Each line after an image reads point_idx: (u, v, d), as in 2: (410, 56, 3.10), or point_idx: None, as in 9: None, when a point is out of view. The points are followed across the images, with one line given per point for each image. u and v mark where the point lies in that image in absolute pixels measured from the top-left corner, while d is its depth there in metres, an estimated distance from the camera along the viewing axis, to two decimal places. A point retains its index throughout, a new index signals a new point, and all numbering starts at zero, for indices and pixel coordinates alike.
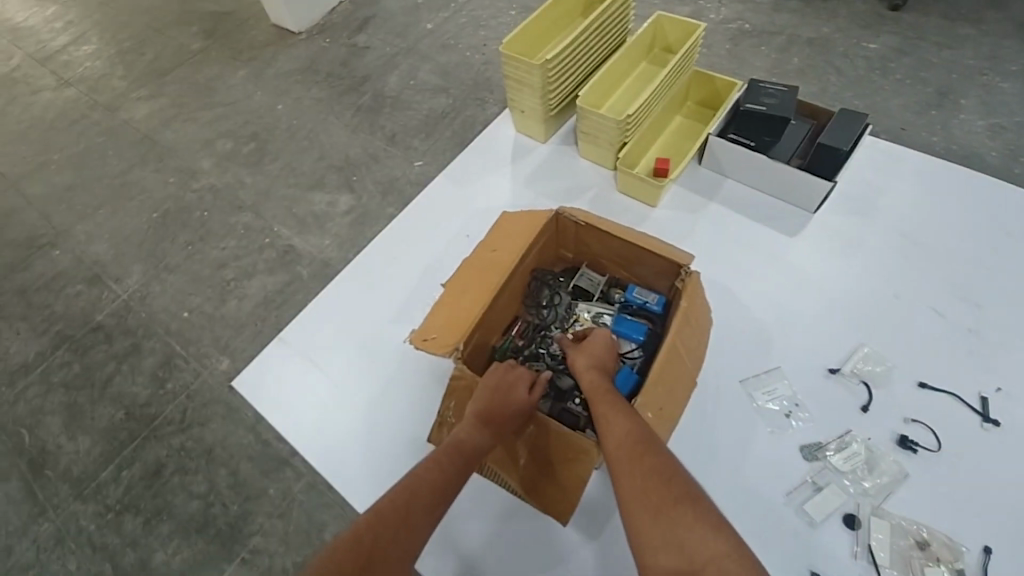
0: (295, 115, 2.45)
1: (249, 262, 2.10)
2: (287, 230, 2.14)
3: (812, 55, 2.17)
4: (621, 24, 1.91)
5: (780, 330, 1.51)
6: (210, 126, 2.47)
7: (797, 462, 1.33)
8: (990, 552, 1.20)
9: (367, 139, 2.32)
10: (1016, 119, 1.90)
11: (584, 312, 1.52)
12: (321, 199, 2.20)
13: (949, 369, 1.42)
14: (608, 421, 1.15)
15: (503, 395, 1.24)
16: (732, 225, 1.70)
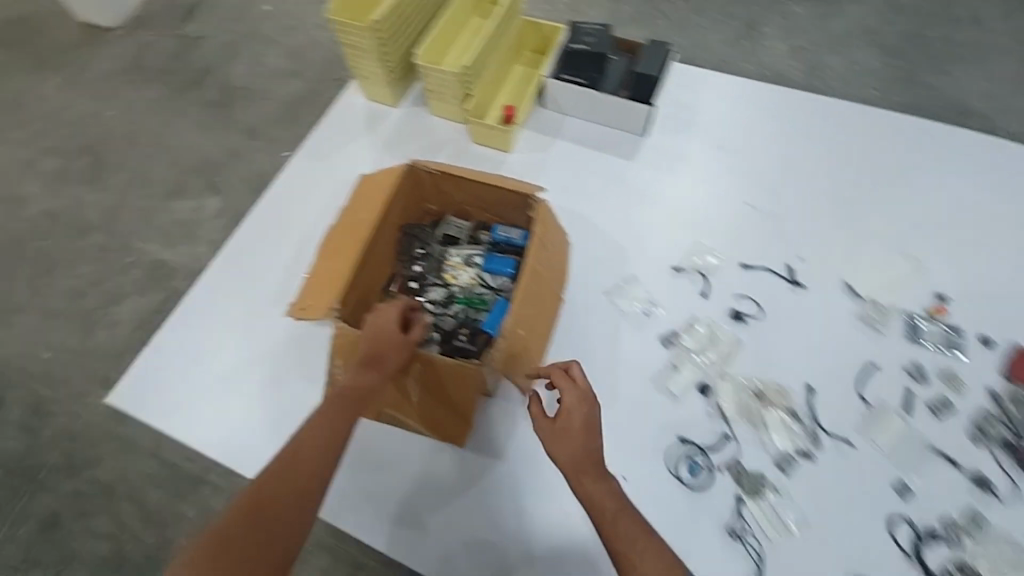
0: (129, 122, 2.25)
1: (113, 286, 1.97)
2: (148, 246, 2.01)
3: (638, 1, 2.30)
4: None
5: (634, 248, 1.68)
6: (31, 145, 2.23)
7: (657, 356, 1.54)
8: (809, 392, 1.48)
9: (218, 136, 2.19)
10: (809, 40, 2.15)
11: (455, 257, 1.58)
12: (182, 207, 2.07)
13: (767, 256, 1.65)
14: (593, 494, 1.14)
15: (389, 335, 1.27)
16: (580, 158, 1.83)
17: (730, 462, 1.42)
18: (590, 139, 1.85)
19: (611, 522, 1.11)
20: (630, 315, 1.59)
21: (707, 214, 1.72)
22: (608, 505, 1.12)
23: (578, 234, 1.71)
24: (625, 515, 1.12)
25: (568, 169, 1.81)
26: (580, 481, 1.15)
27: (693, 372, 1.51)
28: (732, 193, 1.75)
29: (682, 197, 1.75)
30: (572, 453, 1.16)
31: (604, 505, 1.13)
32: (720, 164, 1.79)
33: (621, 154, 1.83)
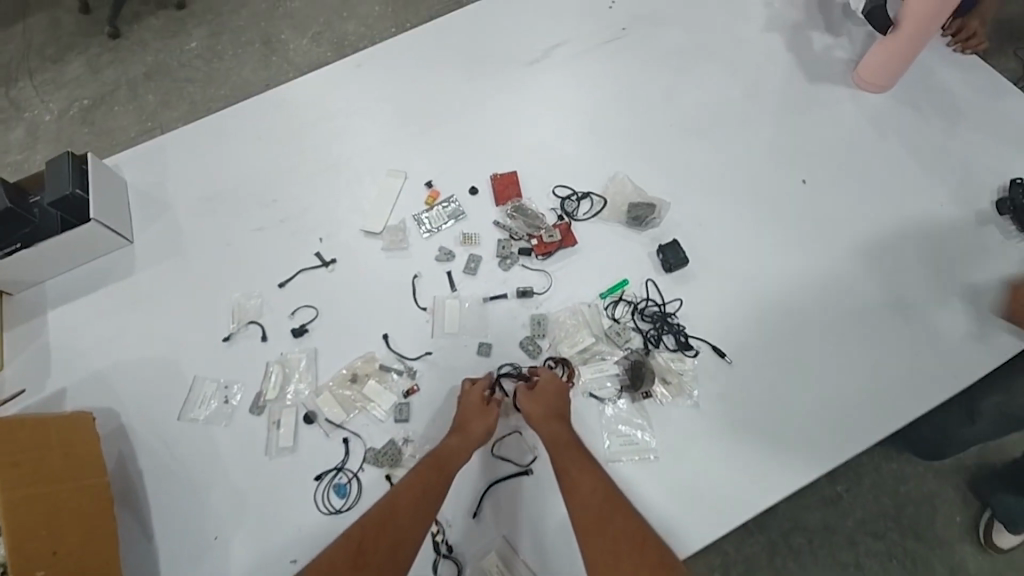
0: None
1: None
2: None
3: (319, 18, 2.11)
4: None
5: (388, 166, 1.08)
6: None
7: (433, 272, 0.96)
8: (663, 245, 0.95)
9: None
10: None
11: (195, 398, 0.90)
12: None
13: (509, 94, 1.12)
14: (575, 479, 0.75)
15: (479, 401, 0.81)
16: (259, 141, 1.12)
17: (569, 306, 0.92)
18: (289, 90, 1.14)
19: (579, 484, 0.75)
20: (390, 243, 0.99)
21: (468, 84, 1.14)
22: (589, 492, 0.73)
23: (283, 177, 1.09)
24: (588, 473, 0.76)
25: (242, 118, 1.13)
26: (565, 455, 0.77)
27: (491, 240, 0.99)
28: (503, 47, 1.16)
29: (444, 101, 1.13)
30: (555, 419, 0.80)
31: (584, 485, 0.74)
32: (480, 37, 1.17)
33: (334, 86, 1.14)
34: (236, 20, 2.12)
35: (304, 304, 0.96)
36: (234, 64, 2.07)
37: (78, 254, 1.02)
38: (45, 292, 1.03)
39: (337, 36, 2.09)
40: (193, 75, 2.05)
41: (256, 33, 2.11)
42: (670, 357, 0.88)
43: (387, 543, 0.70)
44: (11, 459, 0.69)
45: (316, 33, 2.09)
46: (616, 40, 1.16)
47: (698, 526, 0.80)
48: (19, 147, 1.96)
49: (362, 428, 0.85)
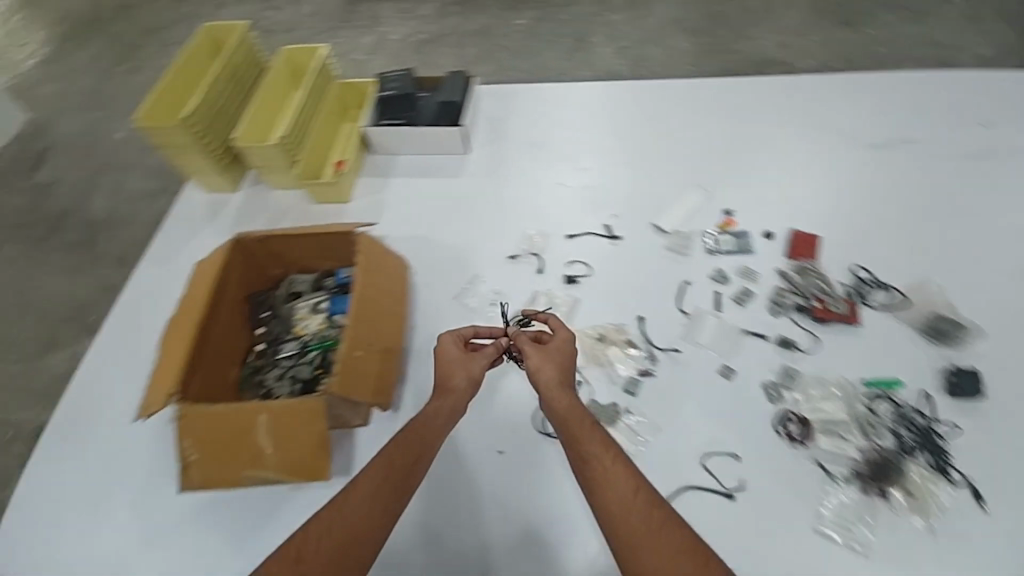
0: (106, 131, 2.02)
1: (70, 323, 1.62)
2: (126, 256, 1.73)
3: (628, 38, 2.28)
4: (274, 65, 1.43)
5: (692, 184, 1.17)
6: (22, 150, 2.02)
7: (703, 286, 1.02)
8: (957, 368, 0.88)
9: None
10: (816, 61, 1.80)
11: (475, 291, 1.07)
12: (148, 213, 1.79)
13: (832, 169, 1.14)
14: (589, 448, 0.75)
15: (456, 341, 0.88)
16: (590, 125, 1.31)
17: (826, 375, 0.89)
18: (636, 92, 1.34)
19: (598, 465, 0.72)
20: (673, 245, 1.07)
21: (793, 147, 1.19)
22: (605, 464, 0.73)
23: (601, 153, 1.25)
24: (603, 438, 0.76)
25: (585, 106, 1.35)
26: (575, 426, 0.77)
27: (769, 284, 1.01)
28: (839, 128, 1.20)
29: (765, 152, 1.19)
30: (564, 395, 0.81)
31: (605, 465, 0.73)
32: (819, 112, 1.23)
33: (674, 102, 1.31)
34: (563, 17, 2.40)
35: (581, 259, 1.09)
36: (546, 48, 2.32)
37: (434, 146, 1.29)
38: (396, 162, 1.31)
39: (638, 55, 2.21)
40: (511, 46, 2.34)
41: (573, 31, 2.36)
42: (925, 474, 0.80)
43: (380, 504, 0.72)
44: (369, 264, 0.93)
45: (622, 47, 2.26)
46: (977, 159, 1.11)
47: None
48: (364, 49, 2.41)
49: (593, 381, 0.93)
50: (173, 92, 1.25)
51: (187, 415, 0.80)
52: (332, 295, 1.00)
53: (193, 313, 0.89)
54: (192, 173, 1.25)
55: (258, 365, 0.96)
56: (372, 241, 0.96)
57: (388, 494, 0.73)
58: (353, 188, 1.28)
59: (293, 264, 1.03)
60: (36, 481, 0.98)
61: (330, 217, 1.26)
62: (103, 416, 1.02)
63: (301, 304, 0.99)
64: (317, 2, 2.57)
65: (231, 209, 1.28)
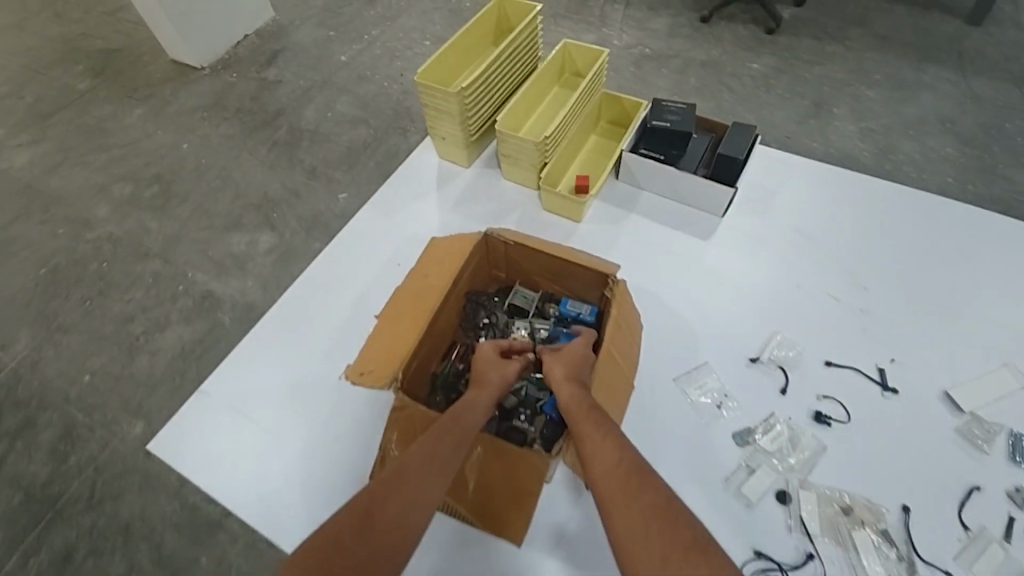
0: (320, 23, 1.95)
1: (253, 212, 1.50)
2: (320, 170, 1.56)
3: (902, 66, 1.72)
4: (530, 46, 1.27)
5: (1003, 358, 0.92)
6: (261, 45, 1.91)
7: (993, 501, 0.79)
8: None
9: (387, 57, 1.82)
10: None
11: (704, 384, 0.92)
12: (332, 115, 1.69)
13: None
14: (588, 445, 0.68)
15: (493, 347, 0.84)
16: (877, 235, 1.09)
17: None
18: (956, 215, 1.09)
19: (591, 446, 0.68)
20: (965, 430, 0.85)
21: None
22: (599, 455, 0.66)
23: (885, 273, 1.04)
24: (605, 430, 0.69)
25: (873, 210, 1.13)
26: (576, 418, 0.72)
27: None
28: None
29: None
30: (567, 394, 0.75)
31: (598, 448, 0.67)
32: None
33: (998, 244, 1.06)
34: (809, 71, 1.73)
35: (836, 397, 0.89)
36: (772, 101, 1.67)
37: (691, 196, 1.15)
38: (637, 198, 1.19)
39: (887, 144, 1.54)
40: (738, 86, 1.71)
41: (812, 91, 1.68)
42: None
43: (408, 486, 0.64)
44: (619, 319, 0.84)
45: (867, 130, 1.58)
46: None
47: None
48: None
49: (827, 561, 0.76)
50: (451, 57, 1.23)
51: (401, 408, 0.80)
52: (553, 326, 0.93)
53: (428, 303, 0.87)
54: (439, 138, 1.24)
55: (460, 369, 0.92)
56: (624, 294, 0.86)
57: (414, 476, 0.65)
58: (590, 211, 1.18)
59: (521, 277, 0.99)
60: (229, 379, 1.07)
61: (553, 231, 1.17)
62: (302, 342, 1.09)
63: (519, 324, 0.94)
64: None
65: (459, 183, 1.27)
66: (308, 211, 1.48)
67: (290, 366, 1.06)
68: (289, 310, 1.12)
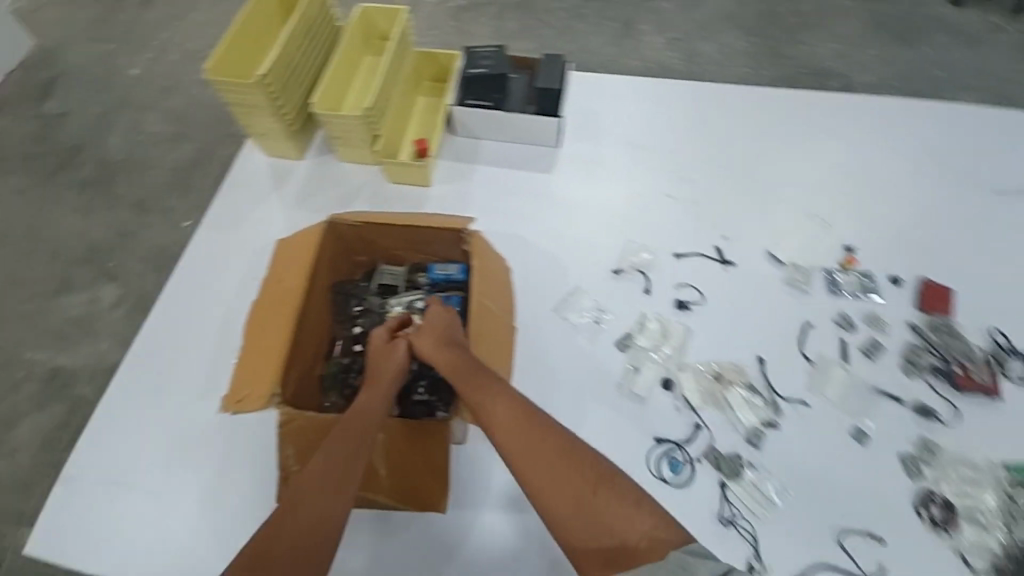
0: (92, 35, 1.67)
1: (82, 267, 1.30)
2: (146, 200, 1.38)
3: None
4: (324, 17, 1.19)
5: (808, 210, 1.08)
6: (23, 74, 1.60)
7: (825, 331, 0.93)
8: None
9: (183, 57, 1.60)
10: (892, 74, 1.59)
11: (584, 308, 0.97)
12: (139, 137, 1.48)
13: (958, 216, 1.05)
14: (485, 413, 0.71)
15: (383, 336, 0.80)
16: (690, 130, 1.20)
17: (969, 454, 0.82)
18: (747, 97, 1.22)
19: (486, 414, 0.70)
20: (792, 279, 0.99)
21: (915, 184, 1.09)
22: (500, 420, 0.69)
23: (707, 164, 1.15)
24: (495, 392, 0.72)
25: (685, 109, 1.22)
26: (466, 387, 0.72)
27: (900, 339, 0.92)
28: (960, 165, 1.10)
29: (882, 189, 1.09)
30: (449, 361, 0.75)
31: (494, 414, 0.70)
32: (935, 145, 1.13)
33: (787, 114, 1.20)
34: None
35: (691, 283, 1.00)
36: (587, 31, 1.73)
37: (527, 134, 1.18)
38: (479, 148, 1.20)
39: (689, 51, 1.67)
40: (551, 21, 1.75)
41: (617, 14, 1.77)
42: None
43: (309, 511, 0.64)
44: (481, 270, 0.86)
45: (672, 40, 1.69)
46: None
47: None
48: None
49: (713, 426, 0.85)
50: (242, 44, 1.13)
51: (288, 421, 0.74)
52: (429, 294, 0.90)
53: (290, 305, 0.81)
54: (257, 134, 1.14)
55: (345, 364, 0.86)
56: (482, 244, 0.87)
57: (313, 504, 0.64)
58: (437, 173, 1.17)
59: (383, 254, 0.94)
60: (100, 456, 0.94)
61: (406, 202, 1.14)
62: (173, 390, 0.98)
63: (394, 301, 0.89)
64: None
65: (296, 178, 1.18)
66: (145, 248, 1.31)
67: (169, 420, 0.96)
68: (152, 361, 1.00)
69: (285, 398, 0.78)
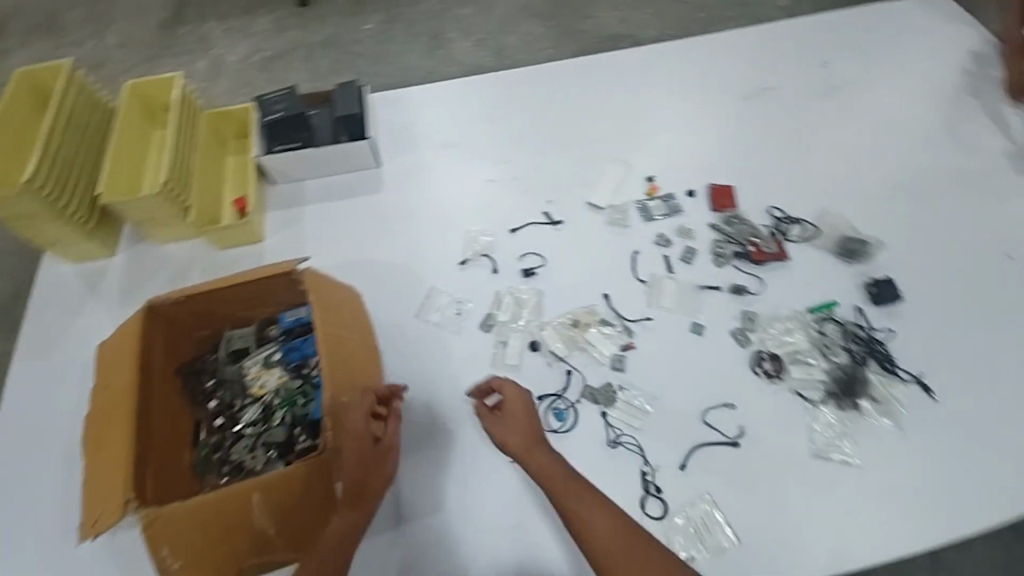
0: None
1: None
2: None
3: None
4: (88, 106, 1.12)
5: (614, 155, 1.22)
6: None
7: (651, 253, 1.07)
8: (871, 281, 1.00)
9: None
10: (663, 25, 1.82)
11: (444, 303, 1.01)
12: None
13: (727, 127, 1.24)
14: (581, 519, 0.75)
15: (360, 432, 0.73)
16: (495, 117, 1.28)
17: (779, 311, 0.98)
18: (536, 73, 1.31)
19: (579, 516, 0.75)
20: (613, 219, 1.12)
21: (689, 109, 1.25)
22: (597, 531, 0.74)
23: (519, 143, 1.25)
24: (591, 500, 0.76)
25: (489, 99, 1.30)
26: (561, 489, 0.77)
27: (707, 239, 1.08)
28: (720, 83, 1.28)
29: (665, 122, 1.25)
30: (543, 464, 0.79)
31: (591, 519, 0.75)
32: (698, 71, 1.30)
33: (572, 78, 1.31)
34: (411, 12, 1.93)
35: (532, 251, 1.08)
36: (400, 52, 1.85)
37: (345, 162, 1.19)
38: (304, 189, 1.19)
39: (497, 47, 1.83)
40: (365, 50, 1.86)
41: (422, 29, 1.89)
42: (884, 378, 0.92)
43: None
44: (325, 303, 0.82)
45: (479, 40, 1.84)
46: (830, 96, 1.25)
47: (869, 520, 0.83)
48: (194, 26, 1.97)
49: (582, 367, 0.93)
50: None
51: (151, 524, 0.69)
52: (284, 343, 0.87)
53: (124, 407, 0.75)
54: (51, 245, 1.05)
55: (215, 442, 0.83)
56: (318, 278, 0.83)
57: None
58: (266, 225, 1.13)
59: (225, 320, 0.90)
60: None
61: (243, 262, 1.11)
62: (36, 539, 0.88)
63: (249, 362, 0.86)
64: (119, 28, 1.97)
65: (114, 274, 1.10)
66: None
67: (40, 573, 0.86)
68: (1, 518, 0.89)
69: (151, 502, 0.73)
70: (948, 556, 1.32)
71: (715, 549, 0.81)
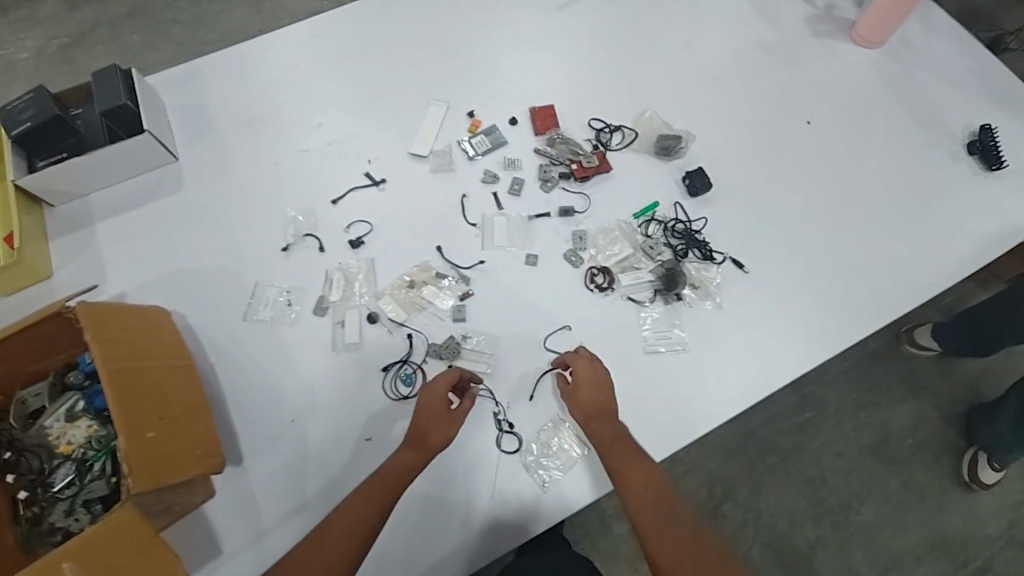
0: None
1: None
2: None
3: None
4: None
5: (431, 97, 1.12)
6: None
7: (479, 192, 1.04)
8: (685, 176, 1.05)
9: None
10: None
11: (274, 298, 0.95)
12: None
13: (543, 38, 1.17)
14: (630, 479, 0.81)
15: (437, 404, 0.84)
16: (292, 73, 1.13)
17: (606, 223, 1.01)
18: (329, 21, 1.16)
19: (631, 481, 0.80)
20: (437, 165, 1.06)
21: (499, 25, 1.17)
22: (642, 493, 0.80)
23: (328, 100, 1.11)
24: (646, 471, 0.81)
25: (285, 53, 1.14)
26: (614, 455, 0.82)
27: (533, 165, 1.06)
28: None
29: (477, 44, 1.16)
30: (604, 433, 0.83)
31: (639, 483, 0.80)
32: None
33: (372, 14, 1.17)
34: None
35: (358, 219, 1.01)
36: (231, 6, 1.79)
37: (123, 168, 1.03)
38: (90, 205, 1.04)
39: None
40: (191, 13, 1.77)
41: None
42: (700, 267, 0.99)
43: None
44: (109, 337, 0.73)
45: None
46: None
47: (702, 399, 0.92)
48: None
49: (423, 326, 0.93)
50: None
51: None
52: (86, 391, 0.82)
53: None
54: None
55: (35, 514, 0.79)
56: (95, 308, 0.74)
57: None
58: (48, 257, 1.00)
59: (9, 383, 0.82)
60: None
61: (37, 302, 0.99)
62: None
63: (49, 421, 0.81)
64: None
65: None
66: None
67: None
68: None
69: None
70: (812, 386, 1.49)
71: (567, 466, 0.87)
